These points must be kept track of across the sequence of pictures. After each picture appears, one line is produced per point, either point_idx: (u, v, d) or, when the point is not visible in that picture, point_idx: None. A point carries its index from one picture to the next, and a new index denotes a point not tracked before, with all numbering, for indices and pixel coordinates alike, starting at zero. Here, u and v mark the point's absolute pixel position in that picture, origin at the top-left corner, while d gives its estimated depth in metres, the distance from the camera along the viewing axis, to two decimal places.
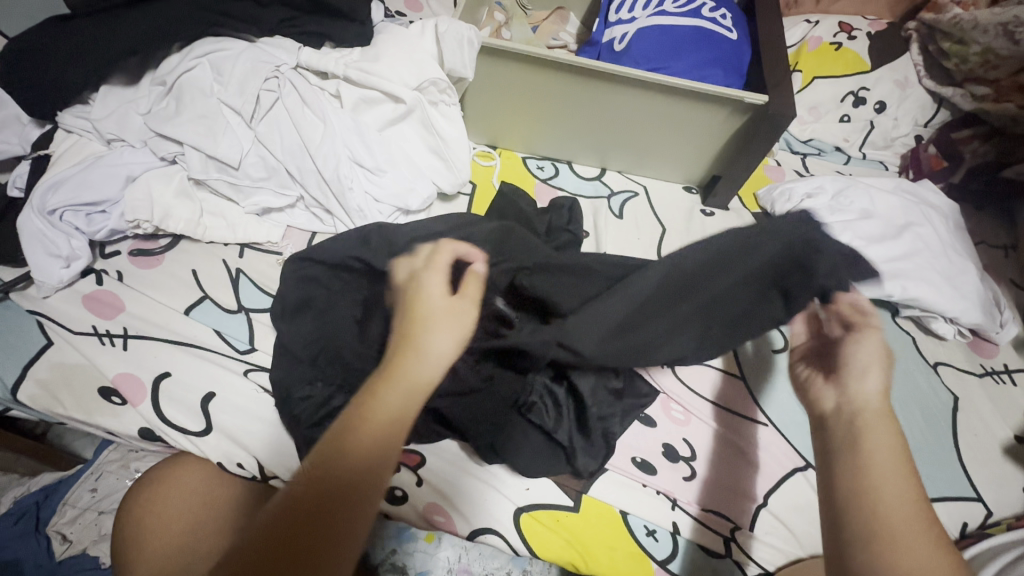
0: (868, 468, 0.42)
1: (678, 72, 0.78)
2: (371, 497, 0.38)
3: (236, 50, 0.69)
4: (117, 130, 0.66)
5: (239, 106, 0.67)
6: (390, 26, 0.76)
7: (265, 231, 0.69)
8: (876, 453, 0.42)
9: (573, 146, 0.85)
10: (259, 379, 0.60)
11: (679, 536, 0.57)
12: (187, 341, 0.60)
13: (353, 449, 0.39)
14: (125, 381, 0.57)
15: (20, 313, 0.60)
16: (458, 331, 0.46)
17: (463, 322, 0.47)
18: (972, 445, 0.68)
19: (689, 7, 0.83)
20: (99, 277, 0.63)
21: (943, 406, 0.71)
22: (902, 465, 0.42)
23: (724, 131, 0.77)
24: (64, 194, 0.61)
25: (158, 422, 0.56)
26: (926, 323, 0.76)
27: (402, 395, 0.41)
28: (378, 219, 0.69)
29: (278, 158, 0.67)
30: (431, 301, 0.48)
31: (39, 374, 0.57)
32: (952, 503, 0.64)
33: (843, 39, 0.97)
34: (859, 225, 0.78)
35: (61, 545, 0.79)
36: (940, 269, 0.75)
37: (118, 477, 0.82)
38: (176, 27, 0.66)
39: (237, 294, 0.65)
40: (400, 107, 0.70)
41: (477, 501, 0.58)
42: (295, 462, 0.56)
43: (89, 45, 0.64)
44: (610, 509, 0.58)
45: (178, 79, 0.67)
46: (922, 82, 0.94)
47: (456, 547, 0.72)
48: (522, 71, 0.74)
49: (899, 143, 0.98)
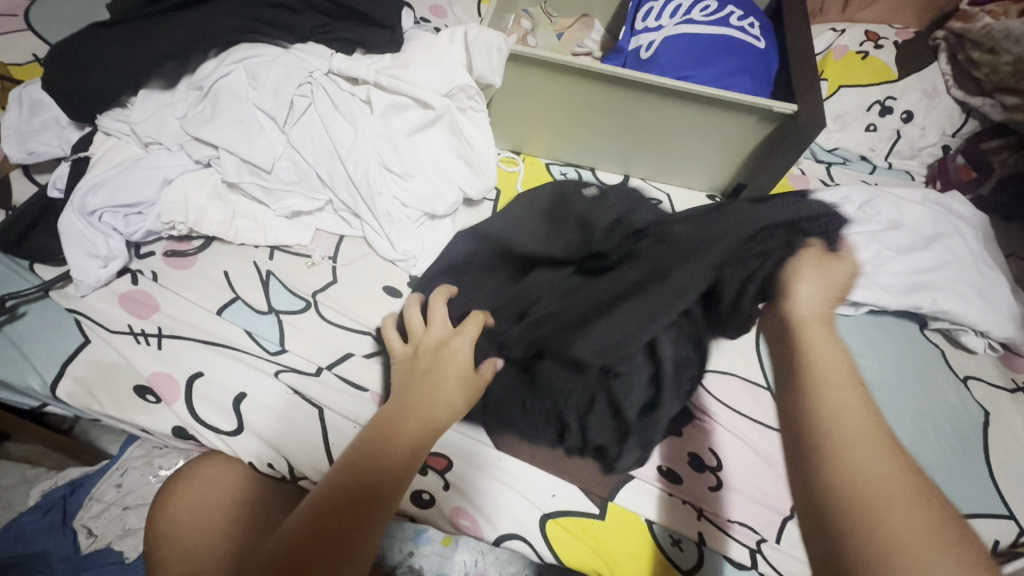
0: (861, 482, 0.48)
1: (705, 81, 0.78)
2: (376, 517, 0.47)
3: (271, 56, 0.70)
4: (155, 134, 0.68)
5: (273, 111, 0.68)
6: (420, 33, 0.77)
7: (295, 234, 0.70)
8: (866, 485, 0.47)
9: (597, 153, 0.85)
10: (290, 380, 0.60)
11: (705, 547, 0.57)
12: (219, 341, 0.62)
13: (364, 479, 0.47)
14: (160, 380, 0.58)
15: (58, 311, 0.62)
16: (468, 388, 0.56)
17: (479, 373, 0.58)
18: (1003, 461, 0.67)
19: (717, 15, 0.82)
20: (134, 277, 0.65)
21: (972, 421, 0.70)
22: (879, 449, 0.51)
23: (750, 141, 0.77)
24: (104, 195, 0.63)
25: (193, 422, 0.58)
26: (956, 336, 0.75)
27: (426, 421, 0.53)
28: (405, 223, 0.70)
29: (310, 163, 0.68)
30: (454, 358, 0.57)
31: (77, 371, 0.59)
32: (984, 520, 0.63)
33: (869, 48, 0.96)
34: (887, 236, 0.77)
35: (87, 539, 0.80)
36: (970, 282, 0.74)
37: (142, 474, 0.84)
38: (213, 34, 0.68)
39: (268, 296, 0.66)
40: (430, 113, 0.71)
41: (503, 506, 0.58)
42: (325, 463, 0.56)
43: (130, 51, 0.65)
44: (636, 517, 0.58)
45: (215, 84, 0.69)
46: (950, 91, 0.93)
47: (473, 551, 0.74)
48: (550, 78, 0.75)
49: (927, 153, 0.96)
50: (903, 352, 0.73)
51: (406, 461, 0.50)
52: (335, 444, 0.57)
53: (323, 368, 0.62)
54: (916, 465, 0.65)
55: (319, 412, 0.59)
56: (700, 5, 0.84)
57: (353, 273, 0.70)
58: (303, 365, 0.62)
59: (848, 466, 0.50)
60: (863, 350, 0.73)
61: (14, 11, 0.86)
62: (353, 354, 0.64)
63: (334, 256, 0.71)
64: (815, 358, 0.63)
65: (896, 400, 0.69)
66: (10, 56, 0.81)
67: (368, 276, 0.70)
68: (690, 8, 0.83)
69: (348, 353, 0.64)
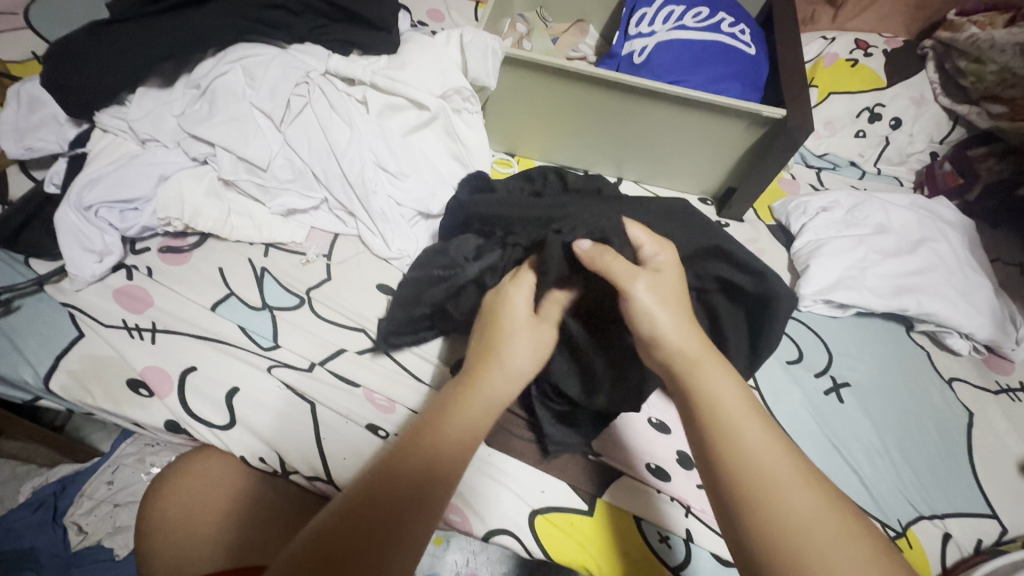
0: (717, 407, 0.40)
1: (696, 86, 0.79)
2: (437, 508, 0.39)
3: (269, 56, 0.71)
4: (152, 131, 0.69)
5: (270, 110, 0.69)
6: (416, 36, 0.78)
7: (291, 232, 0.71)
8: (789, 506, 0.36)
9: (590, 155, 0.86)
10: (282, 375, 0.61)
11: (693, 544, 0.57)
12: (213, 336, 0.62)
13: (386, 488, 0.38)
14: (153, 374, 0.59)
15: (53, 305, 0.62)
16: (533, 346, 0.47)
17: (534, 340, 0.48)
18: (987, 462, 0.68)
19: (709, 22, 0.84)
20: (129, 272, 0.66)
21: (957, 422, 0.71)
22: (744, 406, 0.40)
23: (740, 145, 0.78)
24: (100, 191, 0.64)
25: (183, 415, 0.58)
26: (942, 338, 0.77)
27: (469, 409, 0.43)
28: (399, 222, 0.71)
29: (305, 161, 0.69)
30: (516, 315, 0.49)
31: (70, 364, 0.59)
32: (968, 520, 0.63)
33: (859, 56, 0.98)
34: (874, 240, 0.78)
35: (76, 536, 0.81)
36: (955, 285, 0.76)
37: (133, 471, 0.84)
38: (211, 33, 0.69)
39: (262, 292, 0.67)
40: (425, 113, 0.72)
41: (493, 502, 0.58)
42: (315, 458, 0.57)
43: (128, 49, 0.66)
44: (623, 514, 0.59)
45: (212, 82, 0.69)
46: (937, 99, 0.95)
47: (465, 551, 0.75)
48: (544, 81, 0.76)
49: (914, 160, 0.98)
50: (888, 353, 0.75)
51: (451, 449, 0.41)
52: (327, 439, 0.58)
53: (316, 364, 0.63)
54: (900, 464, 0.66)
55: (310, 407, 0.60)
56: (693, 12, 0.85)
57: (348, 270, 0.71)
58: (297, 360, 0.63)
59: (774, 518, 0.35)
60: (849, 352, 0.74)
61: (14, 9, 0.87)
62: (345, 350, 0.64)
63: (328, 254, 0.72)
64: (709, 388, 0.41)
65: (881, 400, 0.71)
66: (9, 53, 0.81)
67: (362, 274, 0.71)
68: (683, 15, 0.85)
69: (341, 349, 0.64)
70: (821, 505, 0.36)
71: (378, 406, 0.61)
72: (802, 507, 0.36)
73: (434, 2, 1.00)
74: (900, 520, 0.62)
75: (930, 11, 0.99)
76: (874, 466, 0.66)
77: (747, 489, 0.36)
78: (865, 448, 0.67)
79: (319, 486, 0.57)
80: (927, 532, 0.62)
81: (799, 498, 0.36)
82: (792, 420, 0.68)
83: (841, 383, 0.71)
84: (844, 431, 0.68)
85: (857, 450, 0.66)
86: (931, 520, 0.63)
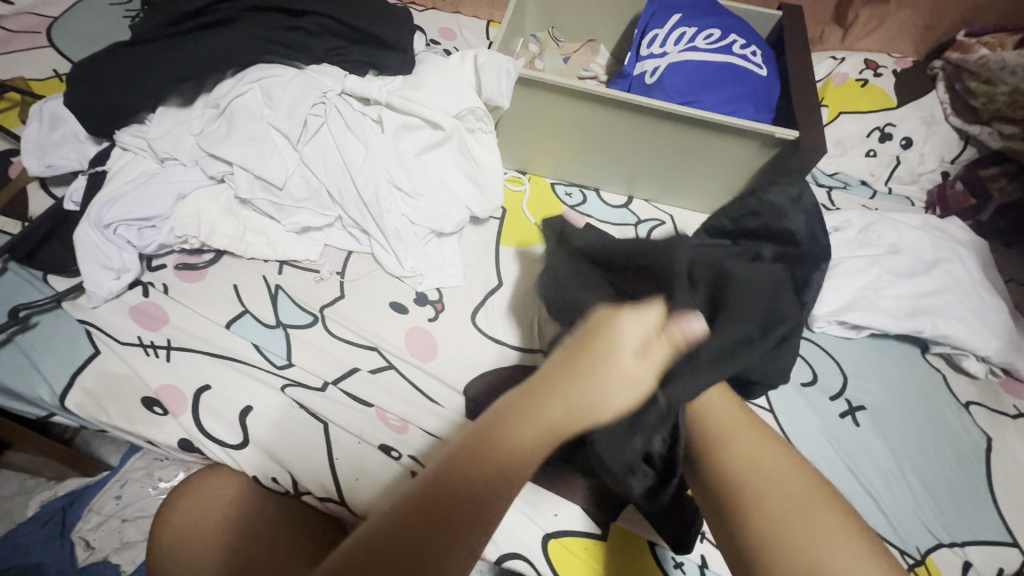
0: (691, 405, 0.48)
1: (708, 107, 0.80)
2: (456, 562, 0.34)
3: (287, 77, 0.72)
4: (171, 150, 0.69)
5: (287, 130, 0.69)
6: (431, 56, 0.79)
7: (304, 249, 0.71)
8: (745, 450, 0.43)
9: (602, 173, 0.86)
10: (296, 395, 0.61)
11: (708, 570, 0.57)
12: (227, 354, 0.63)
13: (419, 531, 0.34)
14: (168, 392, 0.60)
15: (70, 322, 0.63)
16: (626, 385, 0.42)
17: (642, 374, 0.43)
18: (1007, 488, 0.67)
19: (721, 43, 0.84)
20: (145, 289, 0.66)
21: (975, 447, 0.70)
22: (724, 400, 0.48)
23: (751, 164, 0.78)
24: (119, 209, 0.64)
25: (197, 434, 0.58)
26: (957, 360, 0.76)
27: (521, 455, 0.38)
28: (412, 240, 0.71)
29: (321, 180, 0.70)
30: (610, 329, 0.44)
31: (86, 382, 0.60)
32: (988, 548, 0.62)
33: (869, 76, 0.99)
34: (886, 261, 0.78)
35: (84, 551, 0.80)
36: (971, 307, 0.75)
37: (142, 485, 0.83)
38: (231, 55, 0.70)
39: (276, 310, 0.67)
40: (439, 133, 0.72)
41: (507, 525, 0.58)
42: (328, 478, 0.57)
43: (150, 72, 0.67)
44: (637, 540, 0.58)
45: (231, 103, 0.70)
46: (948, 120, 0.95)
47: (472, 571, 0.75)
48: (556, 100, 0.76)
49: (925, 179, 0.97)
50: (903, 375, 0.74)
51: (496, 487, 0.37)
52: (339, 460, 0.58)
53: (329, 383, 0.63)
54: (918, 489, 0.65)
55: (323, 427, 0.60)
56: (705, 33, 0.86)
57: (360, 289, 0.71)
58: (309, 379, 0.63)
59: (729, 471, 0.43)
60: (864, 375, 0.73)
61: (36, 28, 0.89)
62: (358, 369, 0.65)
63: (342, 272, 0.72)
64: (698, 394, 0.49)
65: (898, 424, 0.70)
66: (30, 71, 0.83)
67: (375, 292, 0.71)
68: (695, 36, 0.85)
69: (354, 368, 0.65)
70: (774, 452, 0.43)
71: (392, 427, 0.61)
72: (758, 452, 0.43)
73: (447, 21, 1.02)
74: (918, 548, 0.62)
75: (939, 32, 0.99)
76: (891, 491, 0.65)
77: (706, 449, 0.45)
78: (882, 473, 0.66)
79: (331, 507, 0.57)
80: (947, 561, 0.61)
81: (756, 446, 0.43)
82: (806, 442, 0.67)
83: (855, 407, 0.71)
84: (860, 455, 0.67)
85: (873, 474, 0.66)
86: (951, 547, 0.62)
